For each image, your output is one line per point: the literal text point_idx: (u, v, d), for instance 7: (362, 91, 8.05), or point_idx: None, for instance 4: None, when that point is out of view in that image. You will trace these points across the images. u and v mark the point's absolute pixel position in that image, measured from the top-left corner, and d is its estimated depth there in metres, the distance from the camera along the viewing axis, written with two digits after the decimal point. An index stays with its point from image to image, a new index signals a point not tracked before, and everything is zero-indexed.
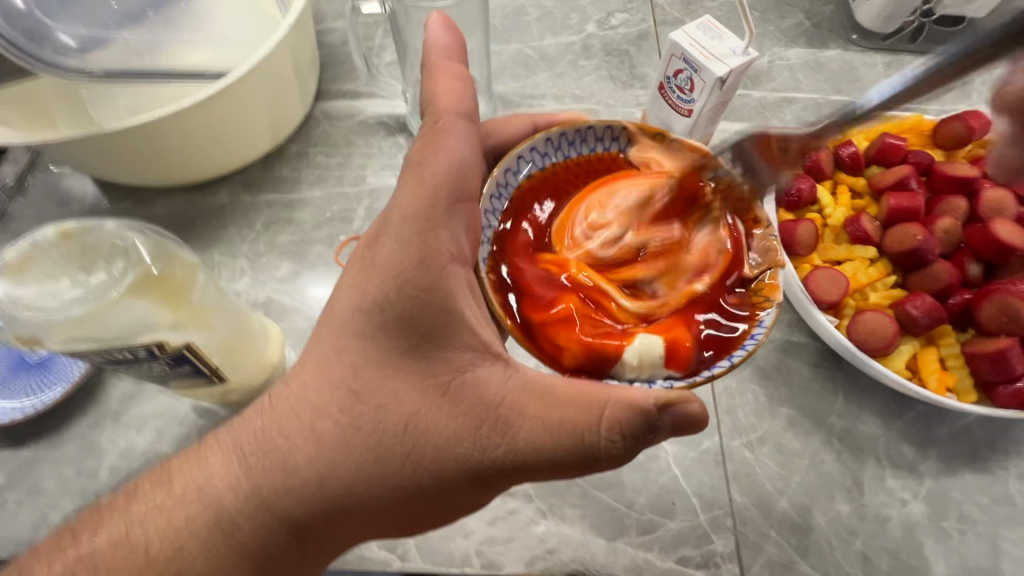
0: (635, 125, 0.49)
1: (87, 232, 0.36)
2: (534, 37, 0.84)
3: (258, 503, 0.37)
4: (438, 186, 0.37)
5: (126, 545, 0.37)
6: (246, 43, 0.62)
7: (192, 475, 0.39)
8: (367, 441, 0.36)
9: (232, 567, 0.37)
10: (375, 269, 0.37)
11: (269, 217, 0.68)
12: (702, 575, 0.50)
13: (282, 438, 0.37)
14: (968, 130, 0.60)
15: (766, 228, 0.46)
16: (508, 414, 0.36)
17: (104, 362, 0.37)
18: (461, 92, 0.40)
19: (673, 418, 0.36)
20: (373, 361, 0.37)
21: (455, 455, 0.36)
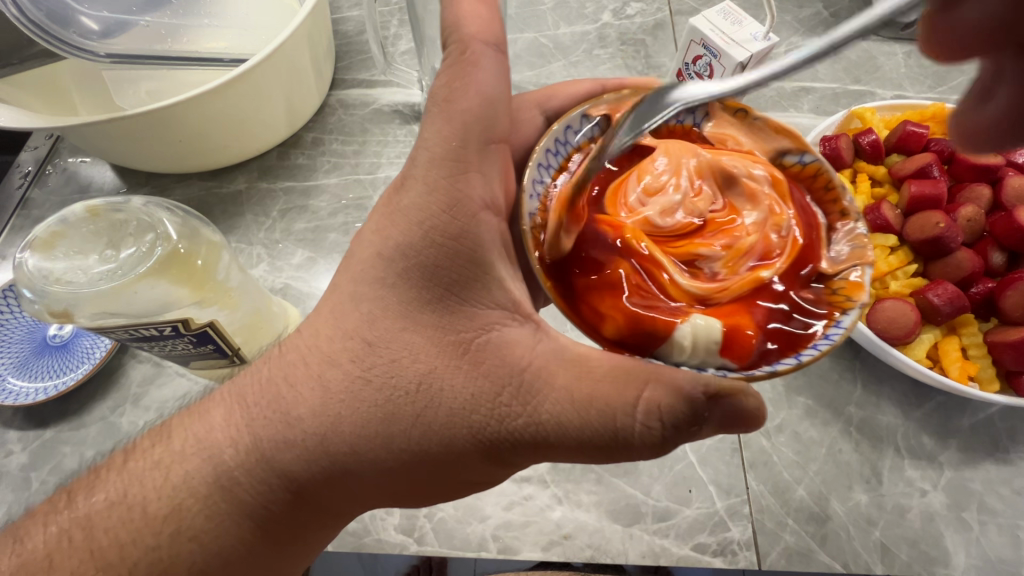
0: (716, 99, 0.48)
1: (114, 209, 0.37)
2: (549, 27, 0.84)
3: (257, 457, 0.37)
4: (468, 124, 0.38)
5: (122, 505, 0.38)
6: (265, 30, 0.62)
7: (194, 429, 0.39)
8: (376, 396, 0.36)
9: (231, 527, 0.37)
10: (401, 214, 0.38)
11: (285, 204, 0.69)
12: (719, 562, 0.50)
13: (288, 390, 0.37)
14: None
15: (854, 222, 0.43)
16: (531, 380, 0.36)
17: (129, 339, 0.37)
18: (488, 20, 0.39)
19: (724, 410, 0.35)
20: (390, 312, 0.38)
21: (470, 419, 0.36)
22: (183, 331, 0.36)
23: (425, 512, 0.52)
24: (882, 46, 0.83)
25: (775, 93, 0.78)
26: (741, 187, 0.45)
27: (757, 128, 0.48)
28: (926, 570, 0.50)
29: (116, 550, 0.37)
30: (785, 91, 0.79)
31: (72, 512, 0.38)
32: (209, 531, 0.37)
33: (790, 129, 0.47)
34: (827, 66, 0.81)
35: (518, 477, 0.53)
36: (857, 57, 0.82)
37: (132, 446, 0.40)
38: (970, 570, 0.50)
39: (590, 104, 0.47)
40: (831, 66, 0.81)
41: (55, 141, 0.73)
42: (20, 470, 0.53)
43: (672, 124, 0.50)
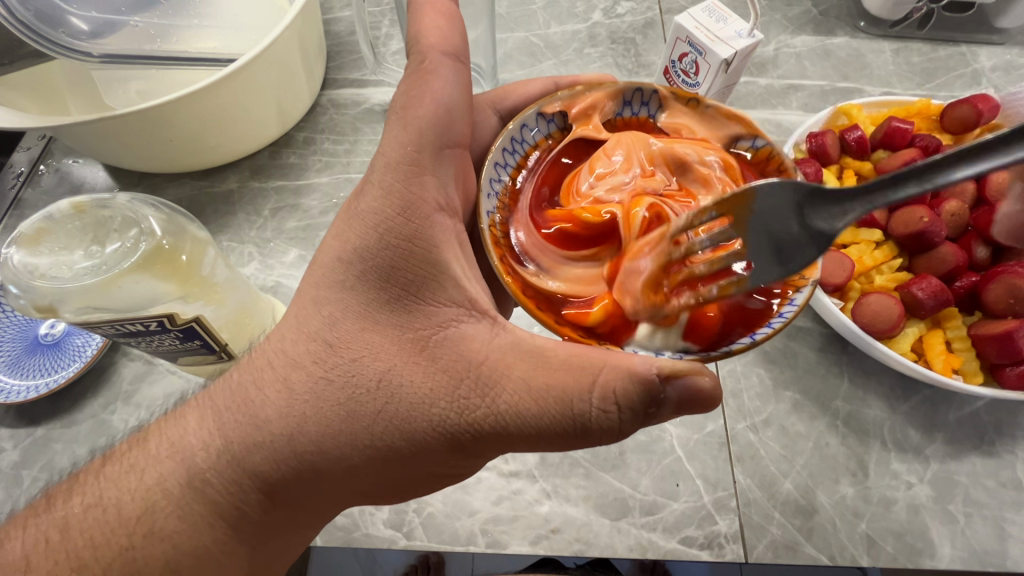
0: (666, 90, 0.49)
1: (100, 205, 0.37)
2: (539, 26, 0.84)
3: (228, 459, 0.37)
4: (424, 129, 0.40)
5: (98, 507, 0.38)
6: (255, 30, 0.63)
7: (170, 433, 0.40)
8: (339, 395, 0.37)
9: (204, 527, 0.38)
10: (359, 218, 0.39)
11: (276, 203, 0.69)
12: (706, 555, 0.50)
13: (256, 392, 0.38)
14: (976, 114, 0.60)
15: None
16: (488, 373, 0.37)
17: (116, 335, 0.37)
18: (447, 32, 0.42)
19: (679, 392, 0.35)
20: (352, 312, 0.39)
21: (429, 413, 0.36)
22: (168, 326, 0.36)
23: (413, 507, 0.52)
24: (871, 44, 0.83)
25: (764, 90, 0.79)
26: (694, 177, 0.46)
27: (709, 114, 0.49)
28: (912, 562, 0.50)
29: (90, 549, 0.37)
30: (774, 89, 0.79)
31: (44, 518, 0.39)
32: (181, 532, 0.37)
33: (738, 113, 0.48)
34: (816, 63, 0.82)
35: (506, 472, 0.53)
36: (846, 55, 0.83)
37: (114, 448, 0.41)
38: (956, 561, 0.50)
39: (543, 104, 0.48)
40: (820, 64, 0.82)
41: (48, 142, 0.73)
42: (11, 468, 0.54)
43: (625, 118, 0.51)
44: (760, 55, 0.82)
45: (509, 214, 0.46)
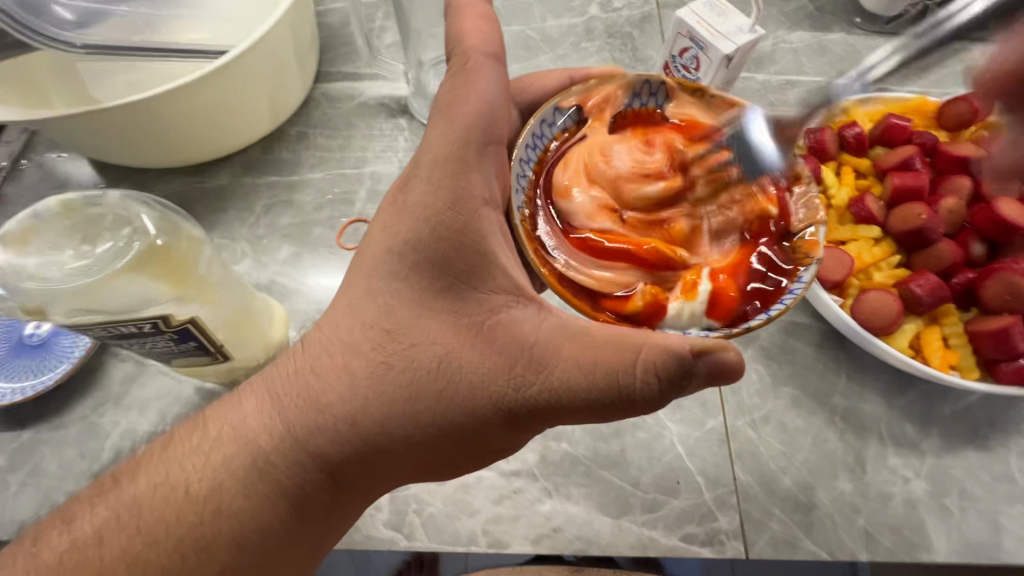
0: (674, 80, 0.49)
1: (90, 204, 0.36)
2: (535, 20, 0.83)
3: (292, 439, 0.37)
4: (469, 126, 0.39)
5: (166, 485, 0.37)
6: (245, 21, 0.61)
7: (229, 416, 0.39)
8: (399, 378, 0.36)
9: (267, 505, 0.37)
10: (410, 212, 0.38)
11: (269, 199, 0.68)
12: (707, 552, 0.50)
13: (316, 378, 0.37)
14: (972, 112, 0.60)
15: (807, 186, 0.46)
16: (541, 353, 0.36)
17: (109, 337, 0.36)
18: (487, 37, 0.41)
19: (707, 366, 0.35)
20: (405, 301, 0.38)
21: (488, 392, 0.36)
22: (163, 328, 0.35)
23: (414, 507, 0.51)
24: (867, 40, 0.84)
25: (761, 86, 0.79)
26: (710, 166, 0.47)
27: (714, 103, 0.49)
28: (908, 556, 0.51)
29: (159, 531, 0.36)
30: (771, 85, 0.79)
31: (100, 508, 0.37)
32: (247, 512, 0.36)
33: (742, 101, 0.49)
34: (812, 59, 0.82)
35: (507, 471, 0.53)
36: (842, 51, 0.83)
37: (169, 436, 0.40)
38: (951, 555, 0.51)
39: (560, 97, 0.48)
40: (816, 60, 0.82)
41: (31, 136, 0.71)
42: None
43: (636, 108, 0.50)
44: (757, 51, 0.82)
45: (538, 208, 0.46)
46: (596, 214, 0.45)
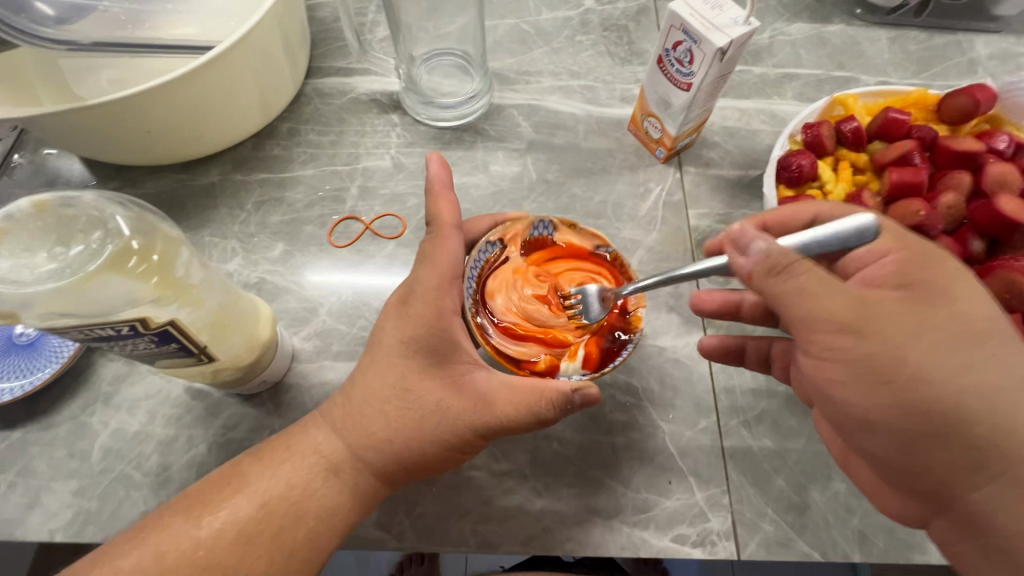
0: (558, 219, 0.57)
1: (63, 203, 0.35)
2: (530, 13, 0.82)
3: (344, 462, 0.44)
4: (445, 270, 0.47)
5: (233, 524, 0.40)
6: (232, 16, 0.60)
7: (293, 451, 0.44)
8: (414, 419, 0.44)
9: (331, 515, 0.43)
10: (403, 319, 0.45)
11: (260, 196, 0.67)
12: (699, 553, 0.50)
13: (355, 419, 0.44)
14: (974, 105, 0.59)
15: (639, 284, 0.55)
16: (491, 399, 0.44)
17: (87, 339, 0.36)
18: (454, 207, 0.49)
19: (582, 398, 0.44)
20: (406, 371, 0.44)
21: (471, 427, 0.44)
22: (141, 330, 0.34)
23: (403, 508, 0.51)
24: (868, 32, 0.82)
25: (759, 79, 0.77)
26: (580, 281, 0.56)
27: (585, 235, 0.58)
28: (903, 558, 0.50)
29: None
30: (770, 78, 0.78)
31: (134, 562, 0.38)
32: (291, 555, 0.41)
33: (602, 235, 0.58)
34: (812, 51, 0.81)
35: (497, 471, 0.52)
36: (842, 43, 0.81)
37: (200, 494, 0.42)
38: None
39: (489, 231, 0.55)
40: (815, 52, 0.81)
41: (19, 133, 0.70)
42: None
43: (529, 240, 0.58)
44: (755, 43, 0.80)
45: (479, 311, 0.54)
46: (514, 315, 0.54)
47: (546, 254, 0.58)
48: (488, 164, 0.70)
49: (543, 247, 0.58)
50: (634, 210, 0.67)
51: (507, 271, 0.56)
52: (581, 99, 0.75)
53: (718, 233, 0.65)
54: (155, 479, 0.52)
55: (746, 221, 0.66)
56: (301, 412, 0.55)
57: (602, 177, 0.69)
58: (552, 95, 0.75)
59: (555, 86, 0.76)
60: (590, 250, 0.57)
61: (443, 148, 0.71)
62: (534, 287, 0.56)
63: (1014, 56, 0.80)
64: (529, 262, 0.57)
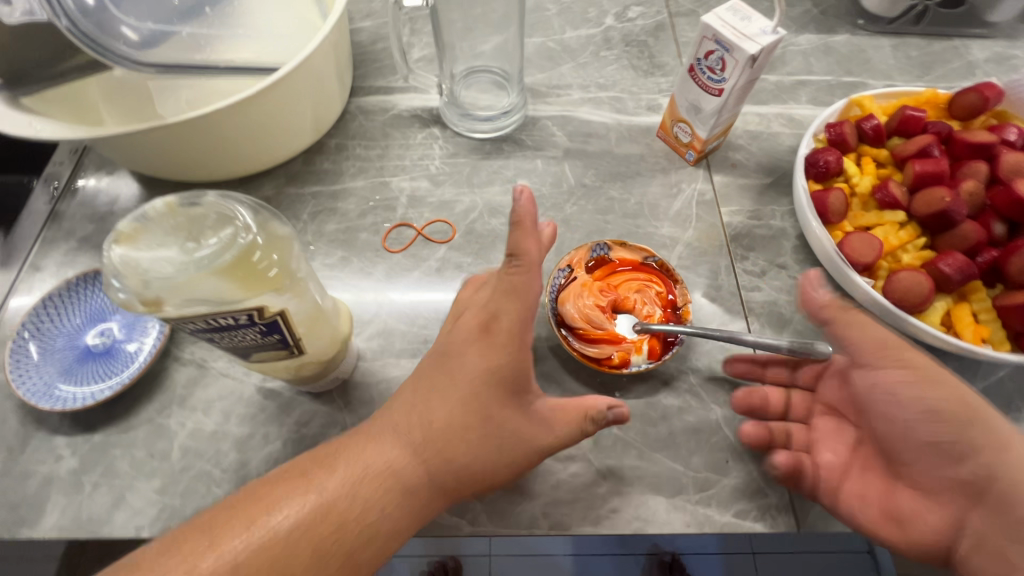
0: (611, 239, 0.64)
1: (190, 203, 0.38)
2: (555, 32, 0.87)
3: (418, 483, 0.42)
4: (529, 302, 0.49)
5: (303, 533, 0.38)
6: (292, 39, 0.64)
7: (355, 459, 0.42)
8: (494, 439, 0.45)
9: (392, 536, 0.41)
10: (490, 345, 0.46)
11: (314, 207, 0.70)
12: (761, 526, 0.52)
13: (436, 436, 0.44)
14: (983, 101, 0.64)
15: (679, 284, 0.62)
16: (547, 419, 0.49)
17: (206, 331, 0.38)
18: (538, 249, 0.50)
19: (615, 416, 0.51)
20: (490, 395, 0.45)
21: (535, 446, 0.47)
22: (256, 319, 0.37)
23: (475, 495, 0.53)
24: (871, 40, 0.88)
25: (774, 86, 0.83)
26: (634, 287, 0.62)
27: (633, 249, 0.64)
28: None
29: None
30: (784, 85, 0.83)
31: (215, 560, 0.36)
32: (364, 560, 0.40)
33: (645, 246, 0.64)
34: (821, 59, 0.86)
35: (563, 456, 0.55)
36: (849, 52, 0.87)
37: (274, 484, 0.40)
38: None
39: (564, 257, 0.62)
40: (824, 60, 0.86)
41: (80, 155, 0.73)
42: (72, 475, 0.54)
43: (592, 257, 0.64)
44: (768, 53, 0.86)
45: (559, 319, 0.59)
46: (590, 319, 0.59)
47: (609, 266, 0.63)
48: (528, 171, 0.74)
49: (605, 262, 0.63)
50: (669, 209, 0.71)
51: (577, 285, 0.61)
52: (610, 109, 0.79)
53: (751, 228, 0.69)
54: (235, 475, 0.54)
55: (776, 216, 0.70)
56: (370, 408, 0.57)
57: (635, 180, 0.73)
58: (583, 106, 0.80)
59: (585, 98, 0.80)
60: (640, 262, 0.63)
61: (484, 158, 0.75)
62: (602, 295, 0.61)
63: (1009, 59, 0.85)
64: (597, 274, 0.63)
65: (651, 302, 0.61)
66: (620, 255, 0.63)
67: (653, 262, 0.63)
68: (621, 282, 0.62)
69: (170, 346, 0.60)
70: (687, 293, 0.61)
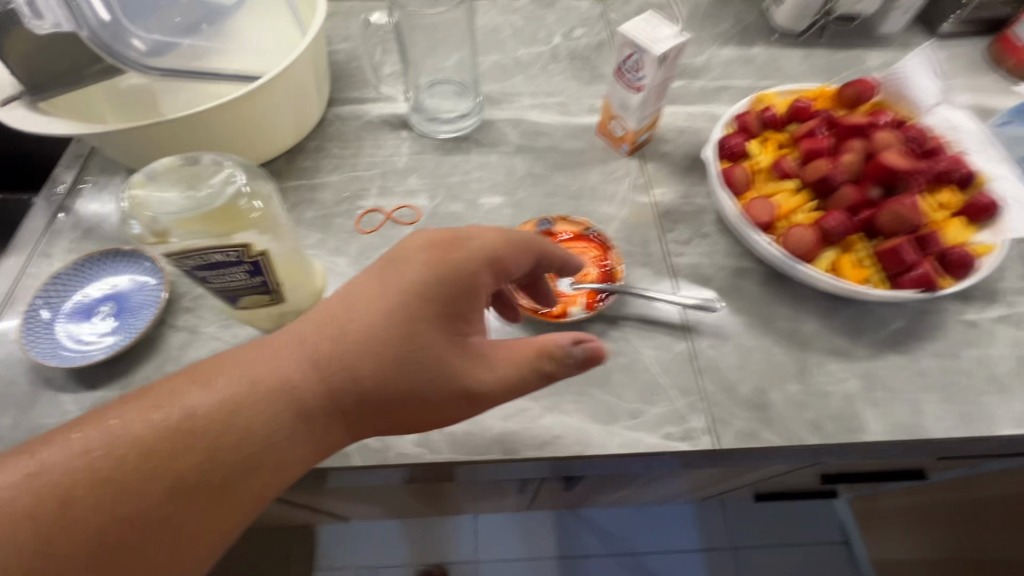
0: (555, 216, 0.75)
1: (191, 163, 0.47)
2: (509, 50, 1.00)
3: (327, 392, 0.48)
4: (487, 250, 0.52)
5: (219, 418, 0.45)
6: (277, 53, 0.75)
7: (266, 365, 0.48)
8: (410, 367, 0.48)
9: (298, 435, 0.47)
10: (432, 270, 0.50)
11: (295, 198, 0.79)
12: (685, 445, 0.60)
13: (348, 353, 0.48)
14: (860, 91, 0.76)
15: (613, 250, 0.72)
16: (482, 359, 0.51)
17: (202, 269, 0.47)
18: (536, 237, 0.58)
19: (583, 354, 0.53)
20: (415, 319, 0.48)
21: (464, 384, 0.49)
22: (245, 255, 0.46)
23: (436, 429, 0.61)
24: (783, 51, 1.02)
25: (699, 90, 0.95)
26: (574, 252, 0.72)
27: (574, 223, 0.75)
28: (849, 438, 0.61)
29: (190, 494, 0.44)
30: (708, 89, 0.95)
31: (132, 449, 0.44)
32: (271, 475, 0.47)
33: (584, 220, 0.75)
34: (740, 68, 0.99)
35: None
36: (764, 61, 1.00)
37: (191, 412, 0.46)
38: (885, 434, 0.61)
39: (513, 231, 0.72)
40: (743, 68, 0.99)
41: (86, 158, 0.83)
42: None
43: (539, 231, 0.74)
44: (694, 64, 0.99)
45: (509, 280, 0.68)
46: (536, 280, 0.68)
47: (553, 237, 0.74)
48: (484, 165, 0.84)
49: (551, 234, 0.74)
50: (607, 192, 0.81)
51: None
52: (556, 112, 0.91)
53: (678, 205, 0.80)
54: None
55: (699, 195, 0.81)
56: None
57: (578, 169, 0.84)
58: (533, 110, 0.91)
59: (535, 103, 0.92)
60: (579, 233, 0.74)
61: (447, 154, 0.85)
62: None
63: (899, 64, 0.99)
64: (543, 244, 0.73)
65: (589, 264, 0.71)
66: (563, 229, 0.74)
67: (590, 232, 0.74)
68: (563, 249, 0.72)
69: (166, 315, 0.68)
70: (620, 257, 0.72)
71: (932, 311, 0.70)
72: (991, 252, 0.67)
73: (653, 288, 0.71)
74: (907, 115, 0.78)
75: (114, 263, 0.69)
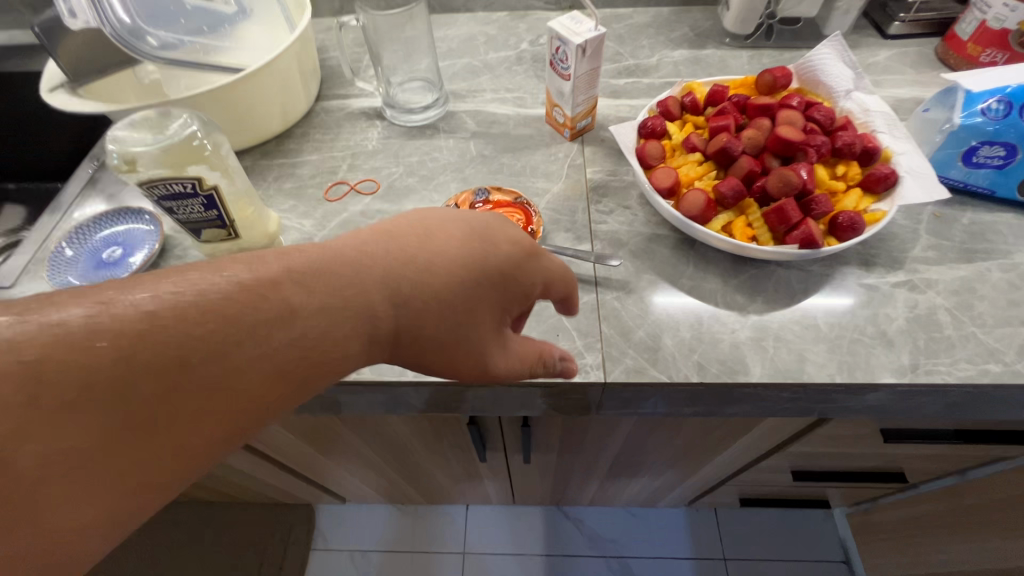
0: (491, 187, 0.85)
1: (162, 117, 0.60)
2: (480, 54, 1.13)
3: (387, 329, 0.49)
4: (557, 272, 0.58)
5: (319, 319, 0.45)
6: (266, 51, 0.91)
7: (352, 274, 0.47)
8: (465, 329, 0.51)
9: (358, 353, 0.47)
10: (537, 270, 0.56)
11: (277, 172, 0.93)
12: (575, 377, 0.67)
13: (437, 299, 0.50)
14: (774, 78, 0.83)
15: (537, 215, 0.81)
16: (511, 347, 0.56)
17: (165, 200, 0.60)
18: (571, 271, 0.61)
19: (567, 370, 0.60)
20: (488, 296, 0.52)
21: (496, 364, 0.54)
22: (198, 187, 0.58)
23: None
24: (732, 52, 1.10)
25: (647, 86, 1.04)
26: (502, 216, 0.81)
27: (507, 194, 0.84)
28: (731, 378, 0.67)
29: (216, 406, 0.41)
30: (655, 85, 1.04)
31: (172, 321, 0.39)
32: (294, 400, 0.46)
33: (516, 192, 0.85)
34: (689, 67, 1.08)
35: None
36: (713, 61, 1.09)
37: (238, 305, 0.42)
38: (765, 376, 0.66)
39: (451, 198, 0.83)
40: (692, 67, 1.08)
41: None
42: None
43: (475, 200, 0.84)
44: (645, 64, 1.08)
45: None
46: None
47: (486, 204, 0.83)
48: (442, 147, 0.96)
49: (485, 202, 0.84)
50: (546, 170, 0.91)
51: None
52: (513, 105, 1.02)
53: (607, 182, 0.88)
54: None
55: (629, 173, 0.89)
56: None
57: (523, 151, 0.94)
58: (492, 103, 1.03)
59: (495, 97, 1.04)
60: (510, 201, 0.83)
61: (411, 139, 0.98)
62: None
63: None
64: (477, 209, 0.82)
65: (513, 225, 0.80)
66: (497, 198, 0.84)
67: (519, 201, 0.83)
68: (493, 213, 0.81)
69: (160, 260, 0.82)
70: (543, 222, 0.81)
71: (831, 275, 0.75)
72: (880, 218, 0.72)
73: (571, 247, 0.79)
74: (824, 101, 0.85)
75: (123, 218, 0.85)
